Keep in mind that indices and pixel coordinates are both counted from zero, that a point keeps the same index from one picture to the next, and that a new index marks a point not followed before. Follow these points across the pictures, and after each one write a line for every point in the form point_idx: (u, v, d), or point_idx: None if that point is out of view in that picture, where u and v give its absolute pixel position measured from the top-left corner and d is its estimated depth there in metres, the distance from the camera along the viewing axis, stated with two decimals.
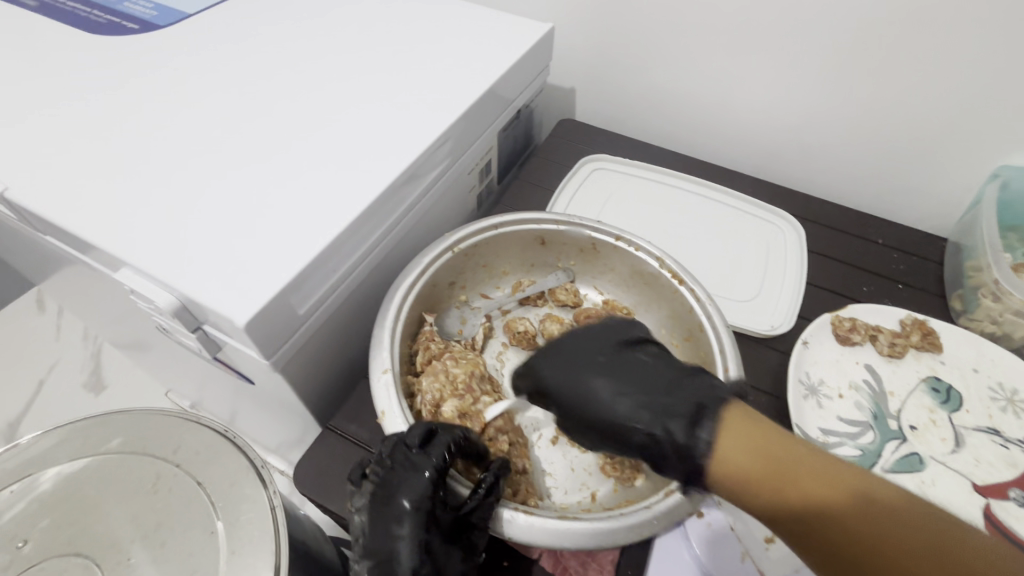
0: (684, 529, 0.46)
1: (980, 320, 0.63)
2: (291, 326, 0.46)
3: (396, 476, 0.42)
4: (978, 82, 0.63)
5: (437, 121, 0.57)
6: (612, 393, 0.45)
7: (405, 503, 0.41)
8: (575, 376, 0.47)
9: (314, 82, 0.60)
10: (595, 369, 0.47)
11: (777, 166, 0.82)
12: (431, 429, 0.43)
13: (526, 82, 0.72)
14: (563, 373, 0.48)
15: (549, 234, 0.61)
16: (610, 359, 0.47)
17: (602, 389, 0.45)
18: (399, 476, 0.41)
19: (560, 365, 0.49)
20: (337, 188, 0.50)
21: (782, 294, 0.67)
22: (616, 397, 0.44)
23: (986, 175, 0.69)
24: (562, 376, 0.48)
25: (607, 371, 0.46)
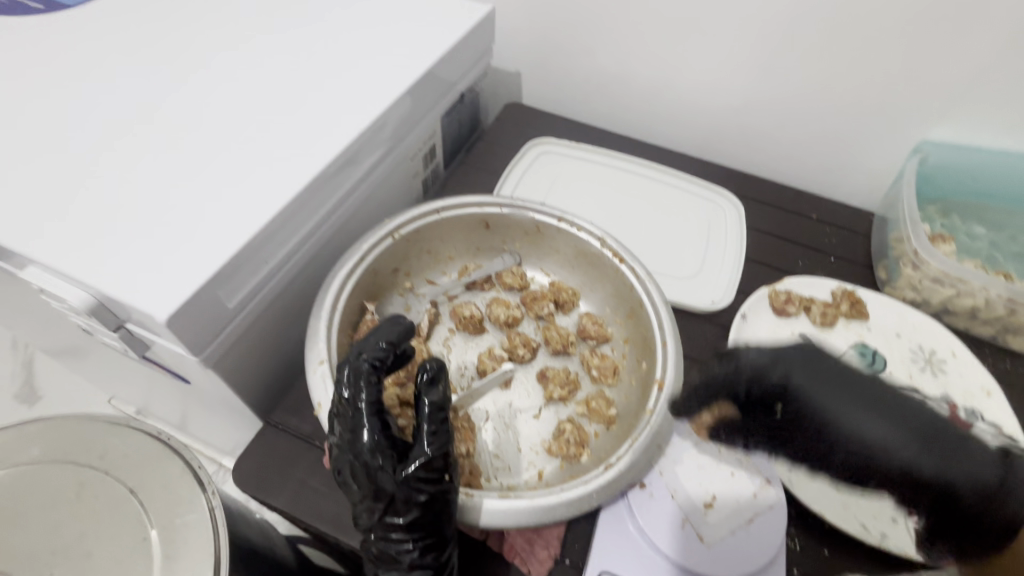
0: (628, 501, 0.47)
1: (902, 287, 0.67)
2: (219, 321, 0.44)
3: (346, 421, 0.40)
4: (897, 62, 0.66)
5: (372, 105, 0.56)
6: (872, 428, 0.43)
7: (365, 442, 0.39)
8: (834, 391, 0.44)
9: (244, 66, 0.57)
10: (850, 401, 0.44)
11: (717, 148, 0.84)
12: (355, 366, 0.41)
13: (467, 66, 0.71)
14: (822, 396, 0.44)
15: (492, 217, 0.60)
16: (855, 393, 0.44)
17: (872, 431, 0.42)
18: (349, 424, 0.40)
19: (814, 379, 0.45)
20: (266, 174, 0.48)
21: (722, 269, 0.69)
22: (874, 433, 0.42)
23: (907, 150, 0.73)
24: (824, 398, 0.45)
25: (867, 403, 0.44)
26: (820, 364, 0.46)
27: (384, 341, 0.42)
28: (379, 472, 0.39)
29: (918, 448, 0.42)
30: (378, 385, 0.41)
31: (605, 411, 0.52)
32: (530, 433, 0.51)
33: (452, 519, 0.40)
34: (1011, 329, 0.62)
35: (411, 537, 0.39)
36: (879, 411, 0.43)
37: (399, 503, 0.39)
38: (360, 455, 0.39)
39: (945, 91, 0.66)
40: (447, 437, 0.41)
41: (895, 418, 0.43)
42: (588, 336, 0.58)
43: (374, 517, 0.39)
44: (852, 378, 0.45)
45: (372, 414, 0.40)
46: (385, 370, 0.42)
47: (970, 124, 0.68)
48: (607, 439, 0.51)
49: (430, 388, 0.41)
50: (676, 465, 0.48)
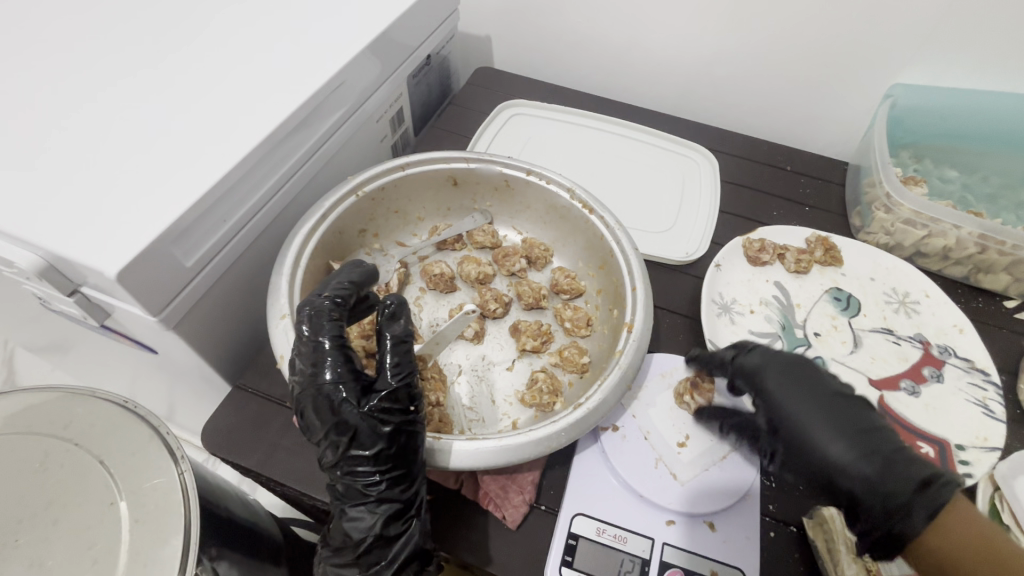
0: (602, 445, 0.47)
1: (875, 232, 0.67)
2: (176, 279, 0.43)
3: (307, 359, 0.39)
4: (864, 5, 0.65)
5: (328, 62, 0.54)
6: (828, 440, 0.39)
7: (328, 379, 0.38)
8: (807, 399, 0.41)
9: (193, 26, 0.55)
10: (821, 410, 0.40)
11: (691, 105, 0.83)
12: (313, 306, 0.40)
13: (431, 27, 0.69)
14: (803, 396, 0.41)
15: (459, 174, 0.59)
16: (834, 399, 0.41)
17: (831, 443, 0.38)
18: (310, 361, 0.39)
19: (793, 383, 0.42)
20: (220, 132, 0.47)
21: (696, 222, 0.68)
22: (829, 445, 0.39)
23: (879, 96, 0.72)
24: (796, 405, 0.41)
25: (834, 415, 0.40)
26: (804, 374, 0.42)
27: (346, 281, 0.43)
28: (344, 405, 0.38)
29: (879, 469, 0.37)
30: (339, 322, 0.41)
31: (577, 359, 0.51)
32: (504, 385, 0.51)
33: (419, 458, 0.39)
34: (982, 268, 0.62)
35: (378, 470, 0.38)
36: (837, 426, 0.39)
37: (364, 435, 0.38)
38: (322, 390, 0.38)
39: (913, 34, 0.66)
40: (410, 368, 0.41)
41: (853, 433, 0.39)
42: (560, 290, 0.57)
43: (338, 451, 0.37)
44: (826, 394, 0.41)
45: (336, 351, 0.39)
46: (346, 309, 0.42)
47: (938, 66, 0.68)
48: (581, 387, 0.51)
49: (391, 324, 0.42)
50: (648, 408, 0.49)
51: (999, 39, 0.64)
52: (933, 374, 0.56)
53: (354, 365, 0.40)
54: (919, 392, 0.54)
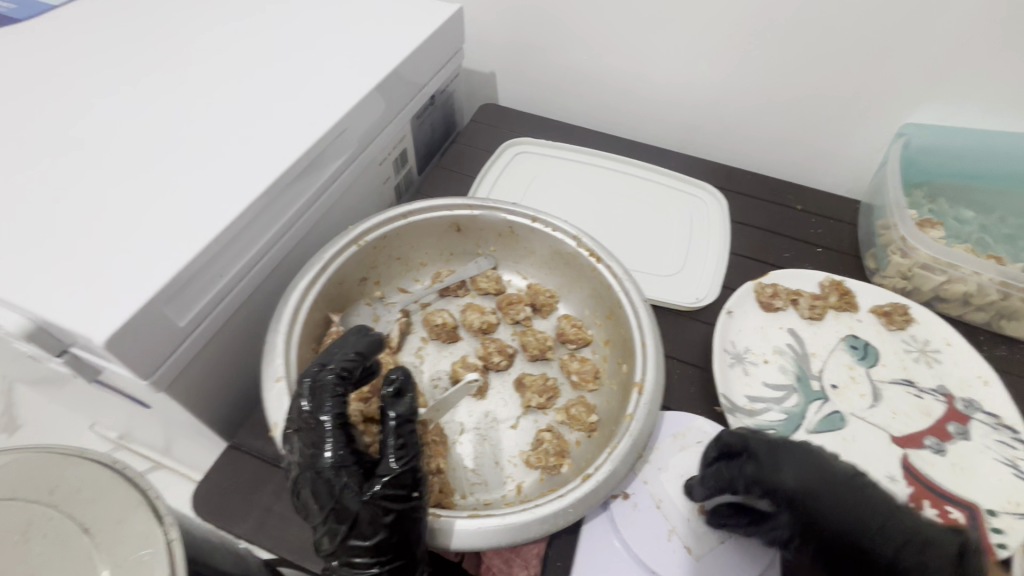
0: (611, 514, 0.44)
1: (892, 277, 0.65)
2: (169, 340, 0.42)
3: (308, 437, 0.37)
4: (871, 48, 0.64)
5: (333, 109, 0.54)
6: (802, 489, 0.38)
7: (329, 455, 0.37)
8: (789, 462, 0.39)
9: (199, 74, 0.55)
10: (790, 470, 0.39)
11: (698, 142, 0.83)
12: (316, 381, 0.38)
13: (436, 67, 0.69)
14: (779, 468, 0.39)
15: (463, 221, 0.58)
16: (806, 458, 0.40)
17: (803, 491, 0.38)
18: (312, 439, 0.37)
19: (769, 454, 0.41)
20: (222, 183, 0.46)
21: (705, 265, 0.67)
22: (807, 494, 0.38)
23: (891, 135, 0.71)
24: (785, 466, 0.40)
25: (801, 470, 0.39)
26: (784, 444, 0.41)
27: (352, 350, 0.41)
28: (344, 491, 0.36)
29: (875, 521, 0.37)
30: (343, 397, 0.39)
31: (585, 418, 0.49)
32: (510, 444, 0.49)
33: (421, 539, 0.37)
34: (1006, 315, 0.60)
35: (377, 561, 0.36)
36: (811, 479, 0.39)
37: (364, 523, 0.36)
38: (322, 473, 0.36)
39: (924, 74, 0.65)
40: (415, 452, 0.39)
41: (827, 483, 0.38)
42: (567, 339, 0.55)
43: (337, 540, 0.36)
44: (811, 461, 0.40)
45: (339, 429, 0.38)
46: (351, 381, 0.40)
47: (953, 104, 0.66)
48: (588, 448, 0.48)
49: (397, 401, 0.40)
50: (660, 472, 0.46)
51: (1017, 77, 0.62)
52: (959, 431, 0.53)
53: (354, 446, 0.38)
54: (945, 450, 0.52)
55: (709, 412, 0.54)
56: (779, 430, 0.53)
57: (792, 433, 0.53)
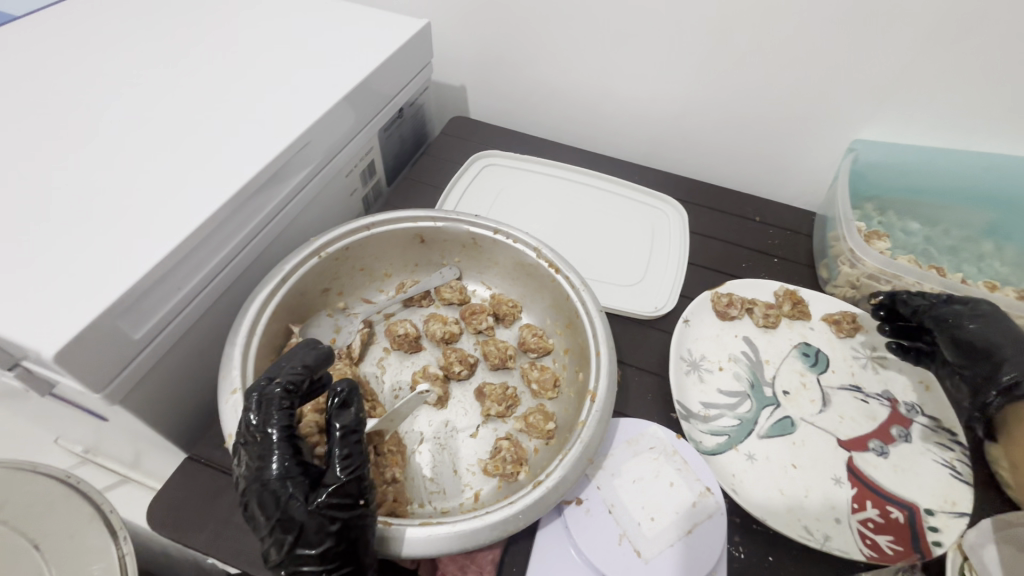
0: (565, 519, 0.45)
1: (843, 286, 0.67)
2: (124, 353, 0.42)
3: (255, 450, 0.38)
4: (820, 69, 0.68)
5: (297, 122, 0.54)
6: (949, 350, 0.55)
7: (275, 467, 0.37)
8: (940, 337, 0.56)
9: (165, 87, 0.55)
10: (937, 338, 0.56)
11: (662, 156, 0.85)
12: (262, 395, 0.39)
13: (405, 81, 0.70)
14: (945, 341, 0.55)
15: (427, 232, 0.59)
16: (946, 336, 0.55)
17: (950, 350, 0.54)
18: (260, 451, 0.38)
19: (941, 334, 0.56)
20: (182, 196, 0.47)
21: (666, 275, 0.69)
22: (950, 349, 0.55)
23: (842, 150, 0.74)
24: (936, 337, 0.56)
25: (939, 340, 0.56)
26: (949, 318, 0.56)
27: (300, 363, 0.42)
28: (290, 501, 0.36)
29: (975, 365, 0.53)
30: (290, 410, 0.39)
31: (543, 426, 0.50)
32: (468, 452, 0.49)
33: (369, 546, 0.38)
34: None
35: (325, 570, 0.36)
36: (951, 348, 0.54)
37: (311, 532, 0.36)
38: (268, 485, 0.37)
39: (871, 94, 0.68)
40: (362, 460, 0.40)
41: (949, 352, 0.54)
42: (528, 349, 0.56)
43: (284, 550, 0.36)
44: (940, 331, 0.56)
45: (286, 441, 0.38)
46: (299, 394, 0.41)
47: (898, 123, 0.70)
48: (546, 455, 0.50)
49: (342, 413, 0.41)
50: (614, 478, 0.47)
51: (954, 97, 0.66)
52: (901, 433, 0.55)
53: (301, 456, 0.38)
54: (887, 452, 0.54)
55: (666, 418, 0.56)
56: (732, 435, 0.55)
57: (744, 438, 0.55)
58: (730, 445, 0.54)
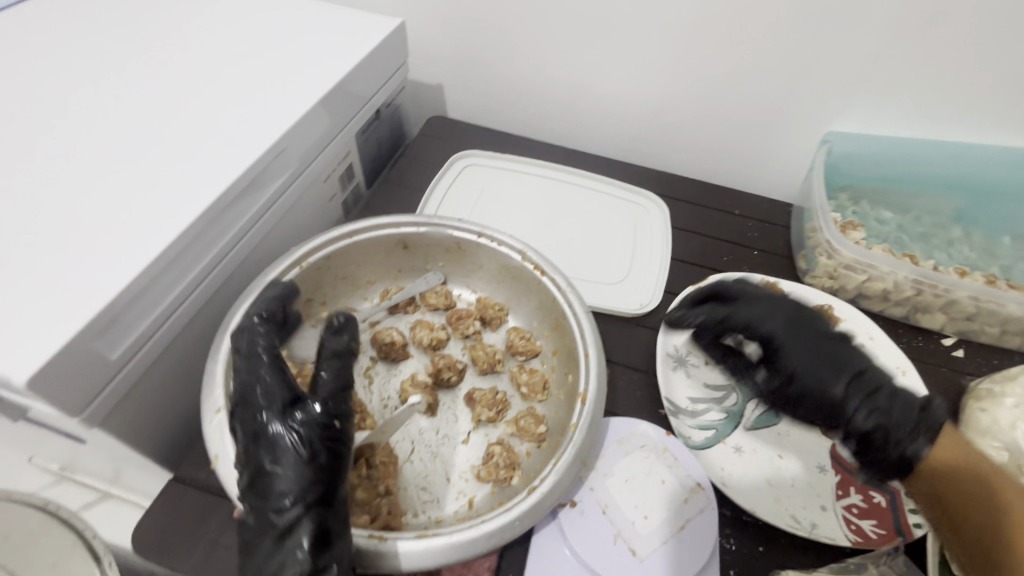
0: (560, 522, 0.46)
1: (821, 277, 0.68)
2: (99, 375, 0.40)
3: (242, 371, 0.42)
4: (792, 63, 0.69)
5: (272, 129, 0.53)
6: (803, 365, 0.49)
7: (257, 385, 0.41)
8: (801, 351, 0.50)
9: (130, 95, 0.53)
10: (803, 345, 0.51)
11: (641, 151, 0.86)
12: (245, 323, 0.45)
13: (382, 80, 0.69)
14: (802, 356, 0.50)
15: (410, 237, 0.59)
16: (817, 340, 0.51)
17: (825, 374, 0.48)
18: (243, 371, 0.42)
19: (803, 347, 0.50)
20: (154, 209, 0.45)
21: (649, 272, 0.69)
22: (807, 369, 0.49)
23: (816, 142, 0.76)
24: (797, 353, 0.50)
25: (811, 348, 0.50)
26: (806, 323, 0.52)
27: (278, 295, 0.48)
28: (268, 416, 0.40)
29: (863, 386, 0.47)
30: (270, 335, 0.44)
31: (534, 428, 0.50)
32: (460, 459, 0.49)
33: (338, 467, 0.40)
34: (921, 308, 0.65)
35: (297, 482, 0.38)
36: (818, 359, 0.49)
37: (284, 444, 0.39)
38: (249, 401, 0.41)
39: (842, 88, 0.69)
40: (341, 382, 0.43)
41: (821, 362, 0.49)
42: (516, 352, 0.56)
43: (258, 463, 0.39)
44: (814, 340, 0.51)
45: (271, 361, 0.43)
46: (277, 321, 0.46)
47: (868, 114, 0.71)
48: (538, 458, 0.50)
49: (328, 337, 0.46)
50: (606, 479, 0.48)
51: (923, 88, 0.67)
52: None
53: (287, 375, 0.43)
54: None
55: (655, 415, 0.57)
56: (720, 428, 0.56)
57: (732, 431, 0.56)
58: (718, 438, 0.55)
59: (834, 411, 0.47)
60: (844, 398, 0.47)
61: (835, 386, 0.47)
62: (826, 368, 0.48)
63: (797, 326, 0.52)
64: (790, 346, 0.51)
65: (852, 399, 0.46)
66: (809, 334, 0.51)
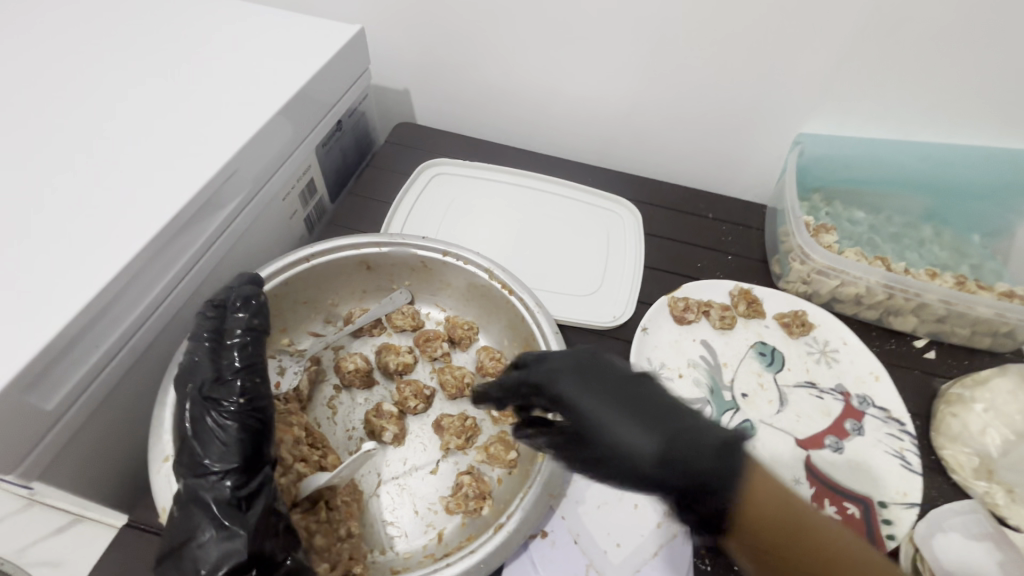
0: (530, 553, 0.45)
1: (794, 282, 0.68)
2: (34, 428, 0.38)
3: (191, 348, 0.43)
4: (761, 65, 0.67)
5: (220, 149, 0.50)
6: (615, 434, 0.37)
7: (194, 360, 0.42)
8: (604, 405, 0.38)
9: (68, 117, 0.50)
10: (606, 403, 0.38)
11: (614, 154, 0.84)
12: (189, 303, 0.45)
13: (344, 87, 0.66)
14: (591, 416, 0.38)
15: (372, 258, 0.56)
16: (620, 392, 0.39)
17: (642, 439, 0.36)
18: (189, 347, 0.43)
19: (597, 398, 0.39)
20: (88, 244, 0.42)
21: (623, 282, 0.68)
22: (620, 436, 0.37)
23: (789, 143, 0.75)
24: (593, 409, 0.38)
25: (616, 408, 0.38)
26: (599, 375, 0.40)
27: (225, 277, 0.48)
28: (195, 395, 0.41)
29: (684, 454, 0.35)
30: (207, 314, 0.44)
31: (504, 455, 0.49)
32: (428, 491, 0.48)
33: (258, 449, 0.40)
34: (893, 311, 0.65)
35: (213, 460, 0.38)
36: (639, 418, 0.37)
37: (204, 423, 0.40)
38: (185, 375, 0.42)
39: (812, 90, 0.68)
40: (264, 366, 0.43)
41: (653, 420, 0.37)
42: (486, 373, 0.55)
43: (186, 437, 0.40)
44: (627, 390, 0.39)
45: (208, 340, 0.43)
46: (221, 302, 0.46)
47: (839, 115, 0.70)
48: (509, 485, 0.48)
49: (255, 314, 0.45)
50: (578, 506, 0.47)
51: (892, 88, 0.66)
52: (854, 427, 0.57)
53: (223, 362, 0.42)
54: (842, 448, 0.56)
55: None
56: None
57: None
58: None
59: (659, 486, 0.36)
60: (684, 466, 0.35)
61: (668, 456, 0.35)
62: (667, 428, 0.36)
63: (592, 375, 0.40)
64: (611, 401, 0.38)
65: (673, 473, 0.35)
66: (618, 384, 0.39)
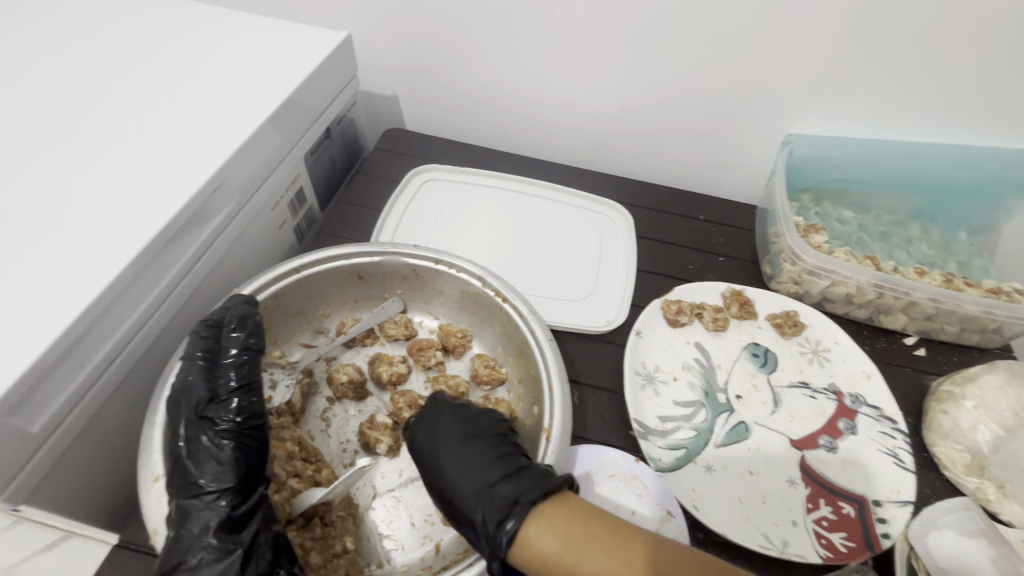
0: None
1: (786, 282, 0.69)
2: (20, 449, 0.37)
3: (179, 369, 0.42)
4: (750, 67, 0.67)
5: (207, 159, 0.49)
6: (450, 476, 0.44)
7: (186, 380, 0.41)
8: (449, 456, 0.45)
9: (50, 129, 0.49)
10: (457, 452, 0.45)
11: (605, 157, 0.84)
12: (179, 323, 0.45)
13: (332, 94, 0.65)
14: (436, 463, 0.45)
15: (364, 268, 0.56)
16: (471, 442, 0.45)
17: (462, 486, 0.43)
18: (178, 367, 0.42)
19: (447, 447, 0.46)
20: (72, 260, 0.41)
21: (616, 286, 0.68)
22: (454, 480, 0.44)
23: (778, 144, 0.75)
24: (448, 459, 0.45)
25: (461, 456, 0.45)
26: (466, 421, 0.47)
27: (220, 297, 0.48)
28: (190, 416, 0.40)
29: (501, 497, 0.41)
30: (203, 334, 0.44)
31: None
32: (425, 502, 0.48)
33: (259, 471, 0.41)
34: (884, 310, 0.65)
35: (212, 482, 0.38)
36: (467, 464, 0.44)
37: (202, 445, 0.39)
38: (175, 397, 0.41)
39: (800, 90, 0.69)
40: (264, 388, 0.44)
41: (479, 467, 0.44)
42: (481, 381, 0.55)
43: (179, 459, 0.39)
44: (475, 440, 0.46)
45: (201, 361, 0.42)
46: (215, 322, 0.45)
47: (827, 115, 0.71)
48: None
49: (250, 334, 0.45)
50: None
51: (880, 88, 0.67)
52: (847, 427, 0.57)
53: (218, 381, 0.42)
54: (836, 448, 0.56)
55: (624, 437, 0.56)
56: (690, 448, 0.55)
57: (702, 449, 0.55)
58: (689, 459, 0.54)
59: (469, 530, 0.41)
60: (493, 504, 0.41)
61: (483, 501, 0.42)
62: (486, 478, 0.43)
63: (455, 423, 0.47)
64: (462, 455, 0.45)
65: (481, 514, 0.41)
66: (474, 435, 0.46)
